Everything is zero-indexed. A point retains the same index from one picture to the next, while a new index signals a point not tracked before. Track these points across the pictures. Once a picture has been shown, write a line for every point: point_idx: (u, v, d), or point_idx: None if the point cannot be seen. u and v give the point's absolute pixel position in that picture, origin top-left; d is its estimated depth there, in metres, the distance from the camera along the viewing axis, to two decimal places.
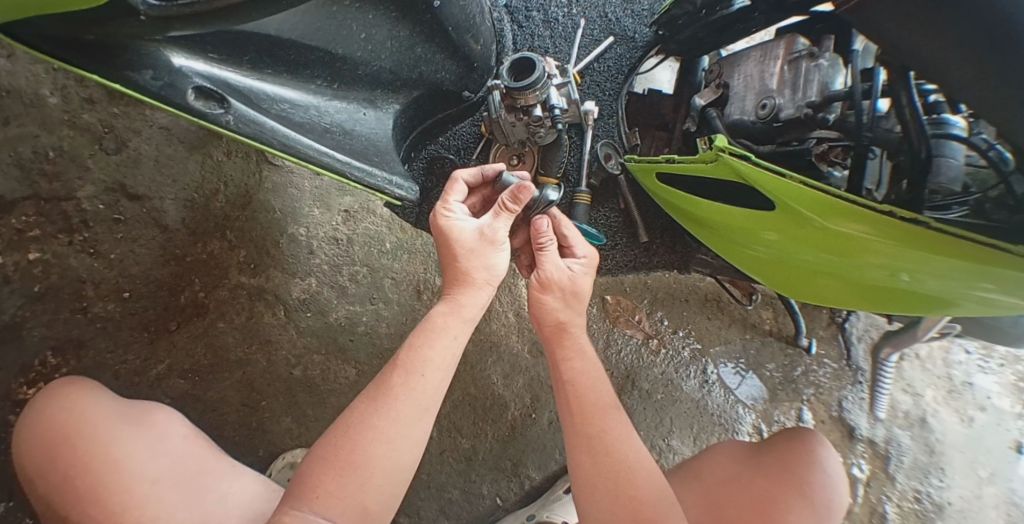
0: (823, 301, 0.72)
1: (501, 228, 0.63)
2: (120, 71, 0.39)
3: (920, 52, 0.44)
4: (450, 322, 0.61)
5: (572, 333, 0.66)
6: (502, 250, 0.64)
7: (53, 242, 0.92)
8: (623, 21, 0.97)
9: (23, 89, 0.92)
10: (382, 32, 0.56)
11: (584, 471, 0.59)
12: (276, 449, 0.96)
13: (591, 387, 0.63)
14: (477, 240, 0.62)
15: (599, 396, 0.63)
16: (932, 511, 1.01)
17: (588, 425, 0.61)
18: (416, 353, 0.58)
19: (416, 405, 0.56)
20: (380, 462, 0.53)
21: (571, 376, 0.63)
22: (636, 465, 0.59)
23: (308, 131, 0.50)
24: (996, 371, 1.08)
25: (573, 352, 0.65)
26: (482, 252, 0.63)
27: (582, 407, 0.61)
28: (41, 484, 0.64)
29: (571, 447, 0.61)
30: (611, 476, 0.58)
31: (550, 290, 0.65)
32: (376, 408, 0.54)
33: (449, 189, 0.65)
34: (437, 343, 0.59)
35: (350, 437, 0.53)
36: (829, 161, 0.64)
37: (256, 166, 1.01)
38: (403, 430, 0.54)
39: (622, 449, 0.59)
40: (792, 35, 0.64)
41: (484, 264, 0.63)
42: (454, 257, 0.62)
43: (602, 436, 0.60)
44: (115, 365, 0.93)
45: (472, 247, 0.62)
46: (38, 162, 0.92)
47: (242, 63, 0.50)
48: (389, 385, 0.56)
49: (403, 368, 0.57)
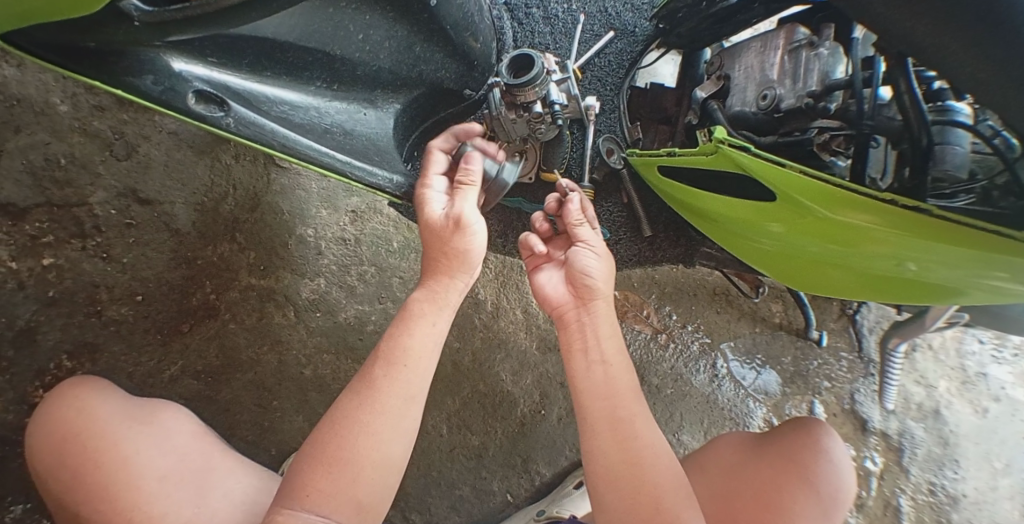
0: (829, 292, 0.72)
1: (466, 208, 0.59)
2: (122, 78, 0.40)
3: (918, 39, 0.44)
4: (427, 308, 0.61)
5: (603, 306, 0.66)
6: (475, 230, 0.59)
7: (67, 248, 0.94)
8: (623, 15, 0.97)
9: (34, 98, 0.94)
10: (381, 33, 0.57)
11: (606, 457, 0.59)
12: (289, 448, 0.98)
13: (621, 369, 0.63)
14: (443, 221, 0.59)
15: (625, 381, 0.63)
16: (947, 504, 1.00)
17: (620, 408, 0.61)
18: (396, 343, 0.58)
19: (401, 395, 0.56)
20: (368, 454, 0.53)
21: (603, 357, 0.63)
22: (657, 452, 0.59)
23: (308, 132, 0.51)
24: (1011, 361, 1.06)
25: (610, 330, 0.65)
26: (449, 233, 0.59)
27: (612, 390, 0.62)
28: (52, 481, 0.66)
29: (593, 432, 0.61)
30: (635, 462, 0.58)
31: (597, 260, 0.66)
32: (361, 402, 0.55)
33: (427, 164, 0.63)
34: (416, 331, 0.59)
35: (339, 432, 0.54)
36: (830, 151, 0.61)
37: (264, 169, 1.02)
38: (389, 420, 0.55)
39: (647, 435, 0.60)
40: (793, 25, 0.63)
41: (455, 246, 0.60)
42: (426, 239, 0.61)
43: (627, 420, 0.60)
44: (129, 367, 0.95)
45: (437, 228, 0.59)
46: (50, 169, 0.94)
47: (242, 67, 0.51)
48: (372, 378, 0.56)
49: (382, 359, 0.57)
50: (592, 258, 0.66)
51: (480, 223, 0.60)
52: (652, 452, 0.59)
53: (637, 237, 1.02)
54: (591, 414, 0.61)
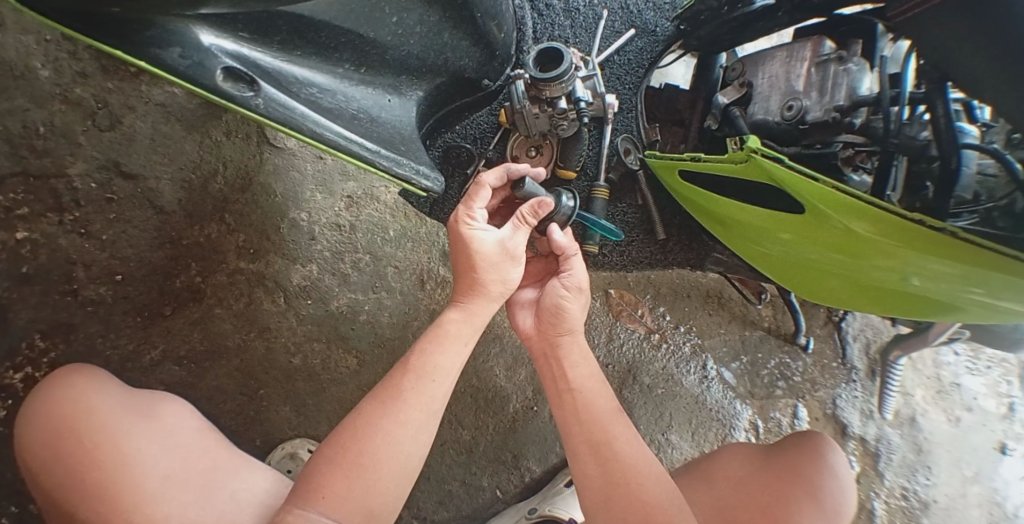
0: (829, 301, 0.74)
1: (521, 241, 0.63)
2: (144, 48, 0.36)
3: (957, 50, 0.45)
4: (461, 329, 0.62)
5: (570, 342, 0.69)
6: (521, 266, 0.64)
7: (42, 221, 0.88)
8: (645, 14, 0.96)
9: (11, 59, 0.88)
10: (413, 16, 0.55)
11: (592, 478, 0.61)
12: (274, 438, 0.95)
13: (594, 394, 0.66)
14: (498, 255, 0.62)
15: (601, 403, 0.66)
16: (917, 508, 1.04)
17: (595, 431, 0.63)
18: (427, 359, 0.59)
19: (425, 409, 0.56)
20: (386, 462, 0.53)
21: (573, 385, 0.67)
22: (641, 468, 0.61)
23: (336, 117, 0.48)
24: (983, 372, 1.11)
25: (579, 358, 0.68)
26: (501, 266, 0.62)
27: (585, 414, 0.65)
28: (45, 476, 0.60)
29: (578, 458, 0.63)
30: (617, 481, 0.60)
31: (569, 296, 0.68)
32: (384, 412, 0.54)
33: (474, 194, 0.64)
34: (446, 349, 0.60)
35: (358, 437, 0.53)
36: (852, 165, 0.64)
37: (258, 148, 0.98)
38: (411, 433, 0.55)
39: (627, 454, 0.62)
40: (819, 38, 0.64)
41: (497, 276, 0.62)
42: (472, 268, 0.61)
43: (606, 442, 0.63)
44: (107, 350, 0.89)
45: (492, 261, 0.61)
46: (27, 137, 0.88)
47: (272, 43, 0.48)
48: (400, 389, 0.56)
49: (413, 373, 0.57)
50: (568, 295, 0.68)
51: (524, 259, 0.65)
52: (638, 468, 0.61)
53: (650, 241, 1.05)
54: (572, 440, 0.64)
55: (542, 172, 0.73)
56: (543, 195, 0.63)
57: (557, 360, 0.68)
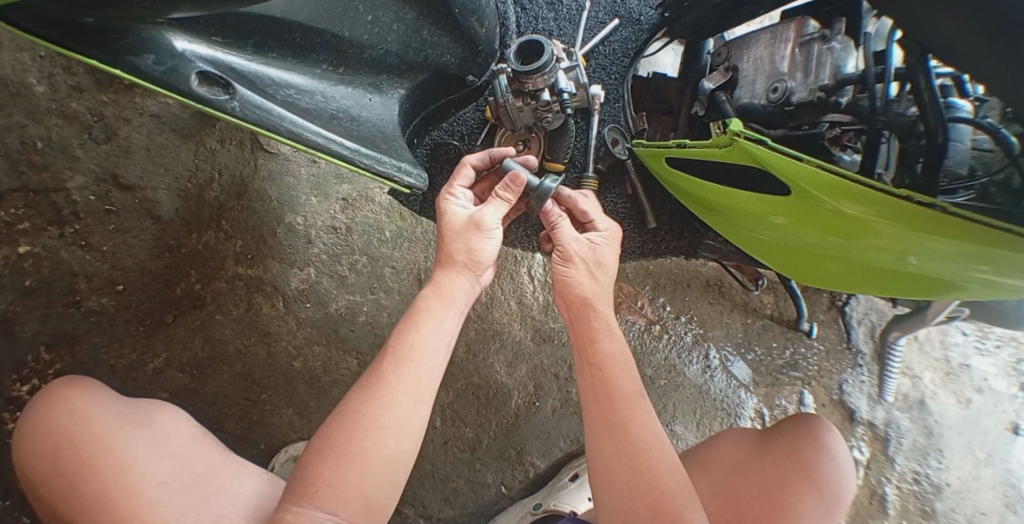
0: (826, 284, 0.73)
1: (490, 213, 0.64)
2: (119, 55, 0.37)
3: (941, 22, 0.44)
4: (434, 306, 0.62)
5: (598, 314, 0.66)
6: (490, 237, 0.64)
7: (43, 235, 0.89)
8: (629, 3, 0.95)
9: (7, 77, 0.89)
10: (389, 14, 0.56)
11: (605, 459, 0.59)
12: (279, 442, 0.95)
13: (618, 373, 0.63)
14: (464, 223, 0.64)
15: (625, 384, 0.62)
16: (930, 492, 1.03)
17: (613, 412, 0.61)
18: (404, 338, 0.59)
19: (408, 390, 0.56)
20: (373, 448, 0.53)
21: (597, 361, 0.63)
22: (657, 454, 0.58)
23: (314, 117, 0.48)
24: (993, 352, 1.09)
25: (602, 333, 0.65)
26: (466, 235, 0.63)
27: (606, 393, 0.62)
28: (46, 490, 0.62)
29: (591, 436, 0.61)
30: (631, 465, 0.58)
31: (567, 265, 0.66)
32: (369, 397, 0.55)
33: (456, 174, 0.69)
34: (423, 327, 0.60)
35: (344, 425, 0.54)
36: (840, 145, 0.63)
37: (252, 155, 0.99)
38: (397, 416, 0.55)
39: (644, 438, 0.59)
40: (802, 18, 0.63)
41: (465, 247, 0.63)
42: (442, 237, 0.64)
43: (624, 423, 0.60)
44: (112, 360, 0.91)
45: (457, 228, 0.63)
46: (25, 152, 0.89)
47: (246, 47, 0.48)
48: (381, 373, 0.56)
49: (391, 354, 0.57)
50: (572, 267, 0.66)
51: (496, 234, 0.65)
52: (653, 453, 0.59)
53: (641, 229, 1.01)
54: (589, 416, 0.62)
55: (535, 161, 0.74)
56: (517, 170, 0.64)
57: (584, 330, 0.66)
